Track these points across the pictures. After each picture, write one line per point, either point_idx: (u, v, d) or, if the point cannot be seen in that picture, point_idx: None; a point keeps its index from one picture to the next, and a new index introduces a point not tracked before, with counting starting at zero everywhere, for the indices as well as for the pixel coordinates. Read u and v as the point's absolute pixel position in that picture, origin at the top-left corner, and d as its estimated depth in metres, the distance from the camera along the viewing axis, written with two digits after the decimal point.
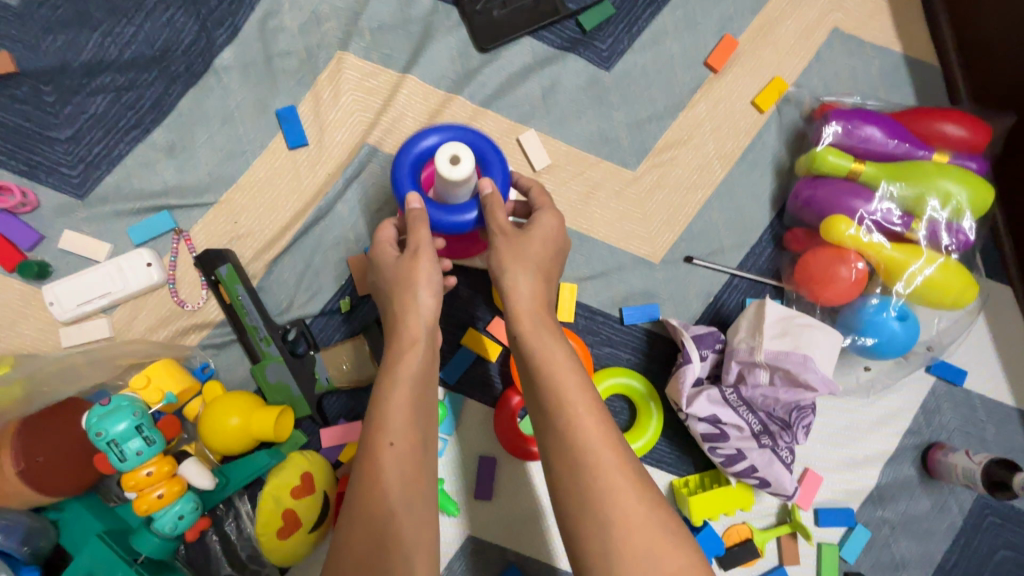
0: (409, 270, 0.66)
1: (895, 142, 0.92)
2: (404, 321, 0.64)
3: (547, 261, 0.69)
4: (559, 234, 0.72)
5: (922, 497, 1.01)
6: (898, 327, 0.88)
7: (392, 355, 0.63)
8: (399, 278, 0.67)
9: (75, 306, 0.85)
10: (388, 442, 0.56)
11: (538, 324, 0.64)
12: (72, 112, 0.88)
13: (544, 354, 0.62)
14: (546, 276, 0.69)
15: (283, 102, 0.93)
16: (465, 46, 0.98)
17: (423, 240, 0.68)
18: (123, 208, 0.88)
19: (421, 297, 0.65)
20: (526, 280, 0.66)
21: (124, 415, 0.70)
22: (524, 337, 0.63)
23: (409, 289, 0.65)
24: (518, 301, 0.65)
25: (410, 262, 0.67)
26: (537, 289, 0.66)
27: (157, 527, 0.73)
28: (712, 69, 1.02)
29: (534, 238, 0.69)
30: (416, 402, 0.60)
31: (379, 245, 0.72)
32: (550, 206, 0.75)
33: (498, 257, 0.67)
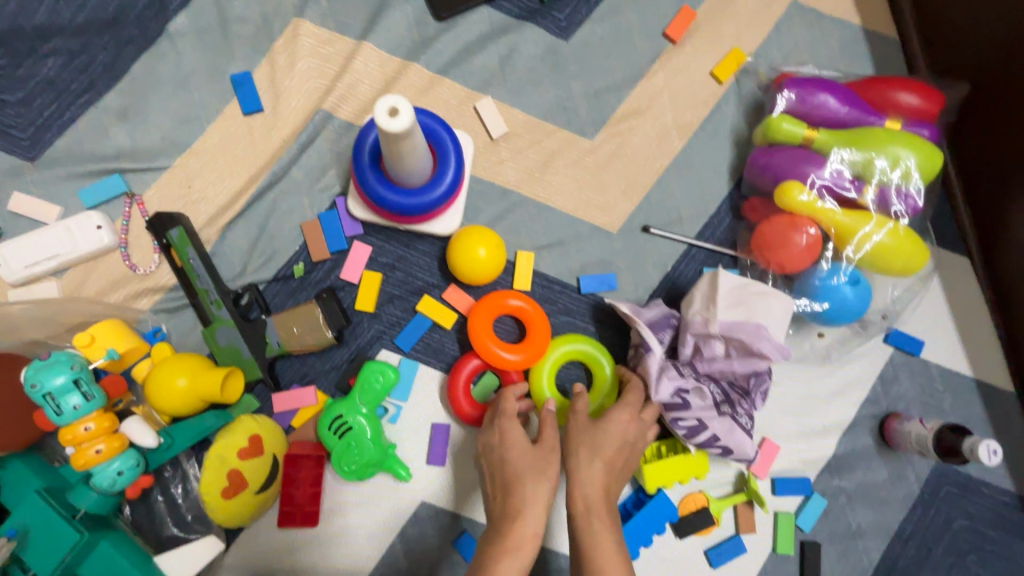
0: (532, 462, 0.72)
1: (847, 110, 0.92)
2: (521, 509, 0.68)
3: (616, 458, 0.77)
4: (631, 431, 0.80)
5: (879, 467, 1.01)
6: (849, 291, 0.89)
7: (505, 541, 0.65)
8: (527, 463, 0.72)
9: (23, 268, 0.84)
10: None
11: (593, 509, 0.70)
12: (23, 76, 0.88)
13: (594, 544, 0.67)
14: (614, 468, 0.76)
15: (238, 67, 0.93)
16: (423, 14, 0.98)
17: (554, 439, 0.75)
18: (74, 170, 0.88)
19: (543, 487, 0.70)
20: (602, 479, 0.74)
21: (62, 369, 0.70)
22: (578, 522, 0.69)
23: (540, 480, 0.70)
24: (577, 486, 0.72)
25: (538, 456, 0.73)
26: (602, 478, 0.74)
27: (97, 482, 0.72)
28: (671, 40, 1.03)
29: (610, 435, 0.78)
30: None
31: (509, 419, 0.78)
32: (629, 404, 0.83)
33: (576, 444, 0.76)
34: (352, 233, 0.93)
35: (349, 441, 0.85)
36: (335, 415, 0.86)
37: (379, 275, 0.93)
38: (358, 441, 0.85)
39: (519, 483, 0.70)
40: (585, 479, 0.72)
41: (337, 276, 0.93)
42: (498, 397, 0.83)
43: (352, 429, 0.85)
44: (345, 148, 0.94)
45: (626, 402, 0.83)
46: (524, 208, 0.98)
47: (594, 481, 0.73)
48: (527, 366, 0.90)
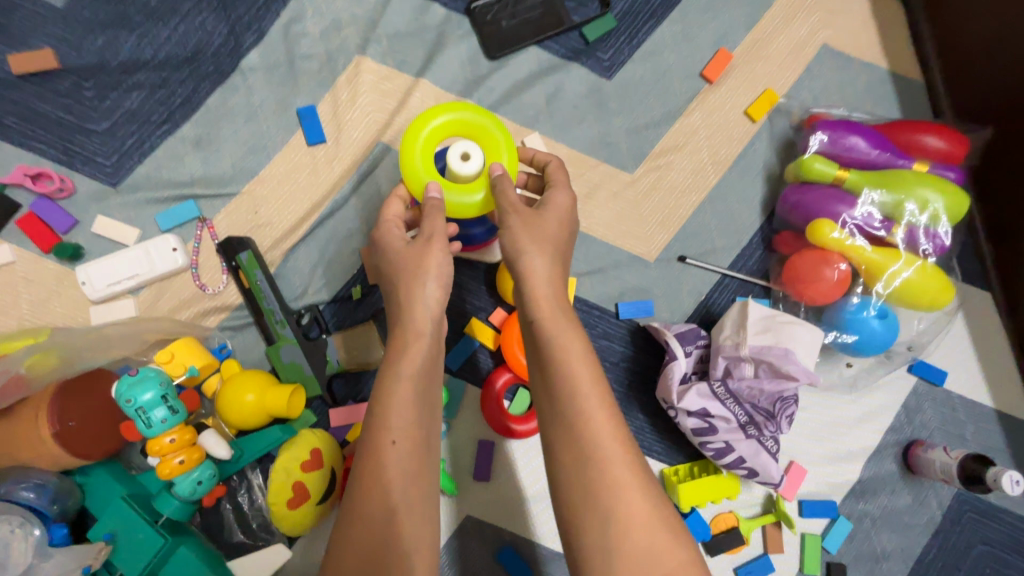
0: (406, 257, 0.66)
1: (877, 152, 0.98)
2: (410, 312, 0.63)
3: (563, 238, 0.69)
4: (572, 211, 0.72)
5: (903, 492, 1.05)
6: (877, 325, 0.94)
7: (395, 345, 0.61)
8: (404, 263, 0.65)
9: (105, 286, 0.90)
10: (388, 441, 0.56)
11: (556, 309, 0.62)
12: (108, 107, 0.95)
13: (562, 343, 0.60)
14: (561, 255, 0.67)
15: (304, 101, 0.99)
16: (475, 53, 1.04)
17: (433, 228, 0.67)
18: (154, 196, 0.95)
19: (422, 286, 0.63)
20: (546, 263, 0.64)
21: (152, 385, 0.75)
22: (544, 323, 0.61)
23: (415, 278, 0.64)
24: (535, 284, 0.63)
25: (410, 250, 0.66)
26: (550, 267, 0.64)
27: (178, 490, 0.78)
28: (708, 80, 1.09)
29: (551, 216, 0.69)
30: (412, 410, 0.58)
31: (385, 230, 0.71)
32: (564, 185, 0.74)
33: (518, 234, 0.65)
34: None
35: None
36: None
37: None
38: None
39: (397, 289, 0.64)
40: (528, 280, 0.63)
41: None
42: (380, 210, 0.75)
43: None
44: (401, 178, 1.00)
45: (559, 183, 0.73)
46: None
47: (552, 272, 0.64)
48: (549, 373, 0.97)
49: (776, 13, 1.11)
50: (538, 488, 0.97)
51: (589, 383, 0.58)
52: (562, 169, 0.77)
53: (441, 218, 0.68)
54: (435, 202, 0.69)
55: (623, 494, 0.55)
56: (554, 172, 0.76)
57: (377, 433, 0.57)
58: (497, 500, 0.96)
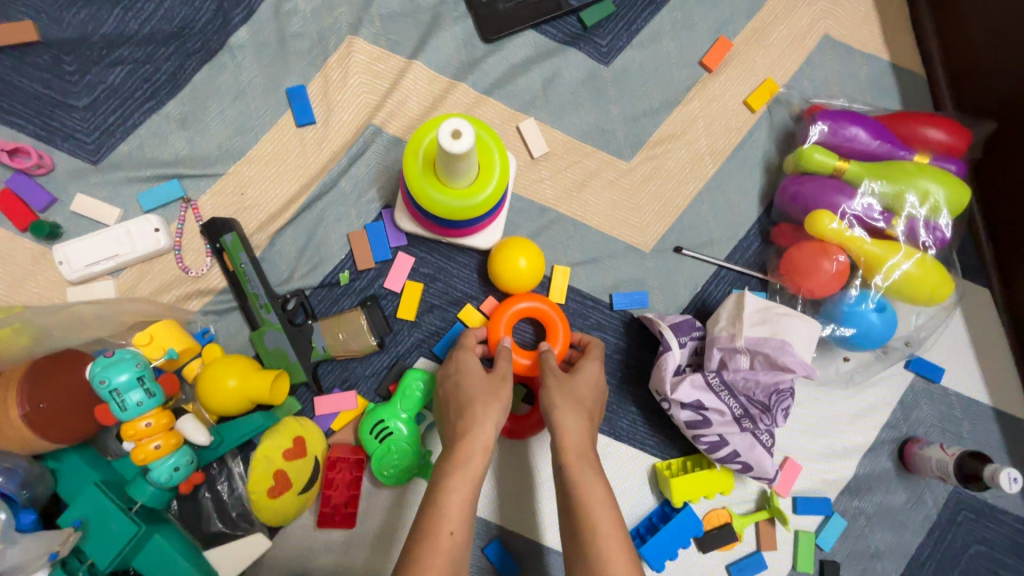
0: (487, 387, 0.76)
1: (878, 143, 0.96)
2: (474, 428, 0.71)
3: (593, 405, 0.79)
4: (601, 383, 0.83)
5: (898, 490, 1.03)
6: (875, 318, 0.92)
7: (457, 456, 0.68)
8: (479, 389, 0.76)
9: (83, 267, 0.87)
10: (446, 531, 0.61)
11: (583, 455, 0.70)
12: (90, 82, 0.92)
13: (585, 486, 0.67)
14: (592, 417, 0.77)
15: (294, 81, 0.97)
16: (471, 36, 1.02)
17: (505, 368, 0.80)
18: (136, 175, 0.92)
19: (496, 410, 0.74)
20: (577, 420, 0.74)
21: (128, 365, 0.73)
22: (570, 468, 0.69)
23: (491, 404, 0.74)
24: (565, 436, 0.72)
25: (492, 384, 0.77)
26: (585, 428, 0.74)
27: (153, 477, 0.75)
28: (707, 69, 1.07)
29: (583, 381, 0.81)
30: (469, 504, 0.64)
31: (465, 354, 0.83)
32: (597, 356, 0.87)
33: (556, 394, 0.77)
34: (397, 243, 0.96)
35: (388, 446, 0.86)
36: (376, 420, 0.87)
37: (420, 285, 0.96)
38: (397, 445, 0.87)
39: (472, 407, 0.73)
40: (569, 429, 0.72)
41: (380, 284, 0.96)
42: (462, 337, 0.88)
43: (392, 433, 0.87)
44: (392, 162, 0.97)
45: (593, 354, 0.86)
46: (562, 225, 1.02)
47: (581, 429, 0.73)
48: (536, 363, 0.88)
49: (778, 2, 1.09)
50: (551, 473, 0.95)
51: (611, 529, 0.63)
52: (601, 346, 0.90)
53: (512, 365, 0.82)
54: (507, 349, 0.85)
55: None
56: (592, 346, 0.89)
57: (436, 523, 0.61)
58: (510, 482, 0.94)
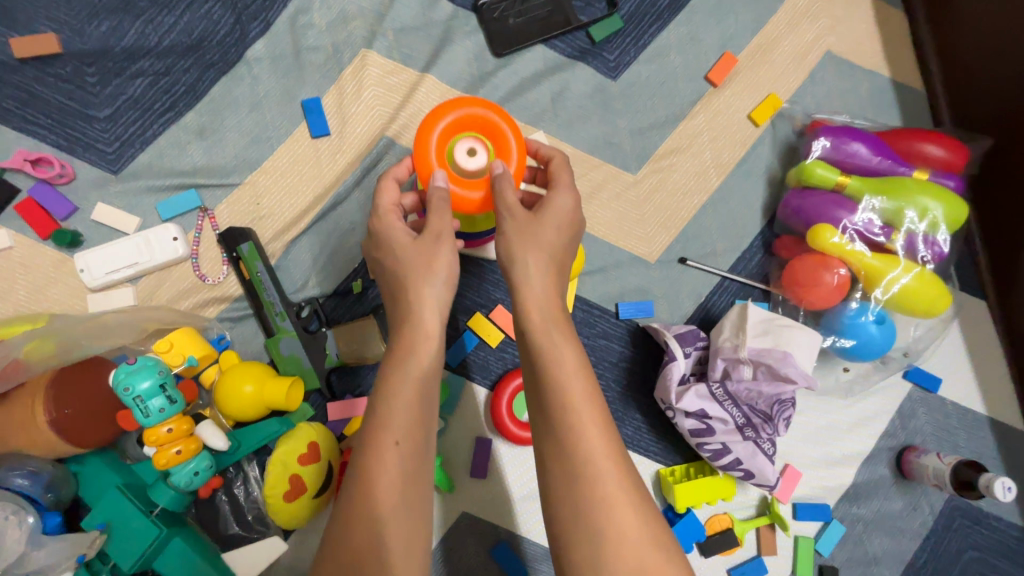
0: (418, 251, 0.66)
1: (879, 159, 0.99)
2: (417, 312, 0.64)
3: (561, 246, 0.68)
4: (573, 217, 0.71)
5: (895, 497, 1.05)
6: (875, 330, 0.95)
7: (402, 347, 0.62)
8: (410, 261, 0.66)
9: (104, 274, 0.90)
10: (390, 443, 0.56)
11: (549, 320, 0.63)
12: (110, 94, 0.94)
13: (552, 355, 0.61)
14: (560, 261, 0.68)
15: (309, 93, 0.99)
16: (482, 50, 1.04)
17: (439, 225, 0.67)
18: (155, 184, 0.94)
19: (433, 289, 0.64)
20: (539, 269, 0.65)
21: (150, 373, 0.75)
22: (534, 334, 0.62)
23: (424, 280, 0.65)
24: (527, 293, 0.64)
25: (421, 247, 0.66)
26: (551, 278, 0.65)
27: (174, 481, 0.77)
28: (712, 84, 1.09)
29: (548, 222, 0.68)
30: (418, 409, 0.59)
31: (387, 218, 0.71)
32: (567, 184, 0.73)
33: (515, 247, 0.66)
34: None
35: None
36: None
37: None
38: None
39: (405, 289, 0.65)
40: (531, 285, 0.64)
41: None
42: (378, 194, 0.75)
43: None
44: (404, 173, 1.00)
45: (562, 183, 0.72)
46: None
47: (545, 283, 0.64)
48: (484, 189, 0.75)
49: (782, 19, 1.12)
50: (525, 492, 0.97)
51: (584, 399, 0.59)
52: (566, 167, 0.76)
53: (447, 215, 0.69)
54: (440, 192, 0.70)
55: (610, 504, 0.56)
56: (558, 172, 0.75)
57: (380, 437, 0.57)
58: (487, 500, 0.96)
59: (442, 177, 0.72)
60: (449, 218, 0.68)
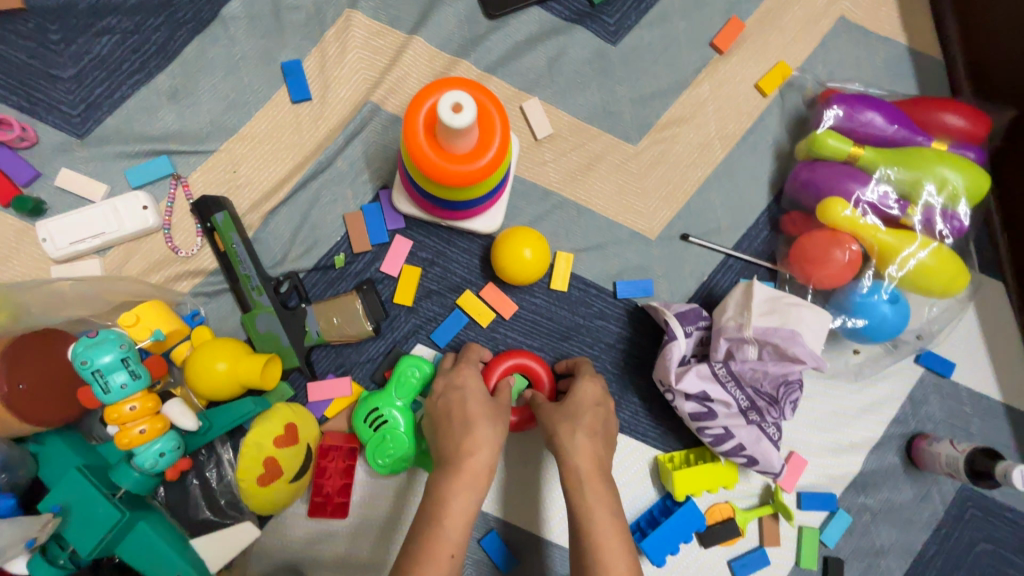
0: (474, 416, 0.75)
1: (894, 128, 0.93)
2: (470, 460, 0.72)
3: (595, 422, 0.79)
4: (600, 397, 0.82)
5: (905, 486, 1.00)
6: (888, 309, 0.89)
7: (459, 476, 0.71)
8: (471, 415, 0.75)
9: (68, 244, 0.84)
10: (446, 554, 0.66)
11: (590, 483, 0.73)
12: (76, 52, 0.88)
13: (590, 512, 0.71)
14: (596, 435, 0.78)
15: (289, 55, 0.93)
16: (474, 11, 0.98)
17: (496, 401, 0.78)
18: (124, 150, 0.88)
19: (488, 433, 0.74)
20: (586, 442, 0.76)
21: (112, 347, 0.70)
22: (575, 495, 0.73)
23: (482, 433, 0.74)
24: (571, 462, 0.74)
25: (479, 413, 0.76)
26: (591, 451, 0.75)
27: (138, 462, 0.72)
28: (718, 50, 1.03)
29: (590, 408, 0.80)
30: (463, 526, 0.68)
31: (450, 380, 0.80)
32: (590, 371, 0.86)
33: (552, 424, 0.77)
34: (394, 226, 0.93)
35: (382, 435, 0.84)
36: (369, 408, 0.85)
37: (419, 270, 0.93)
38: (389, 433, 0.84)
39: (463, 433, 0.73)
40: (573, 454, 0.75)
41: (376, 268, 0.93)
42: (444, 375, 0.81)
43: (386, 422, 0.85)
44: (391, 141, 0.94)
45: (586, 371, 0.85)
46: (565, 210, 0.98)
47: (585, 457, 0.75)
48: (448, 168, 0.74)
49: None
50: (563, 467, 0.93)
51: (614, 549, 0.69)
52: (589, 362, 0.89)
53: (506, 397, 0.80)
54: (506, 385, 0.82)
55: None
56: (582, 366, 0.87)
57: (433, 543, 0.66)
58: (519, 471, 0.92)
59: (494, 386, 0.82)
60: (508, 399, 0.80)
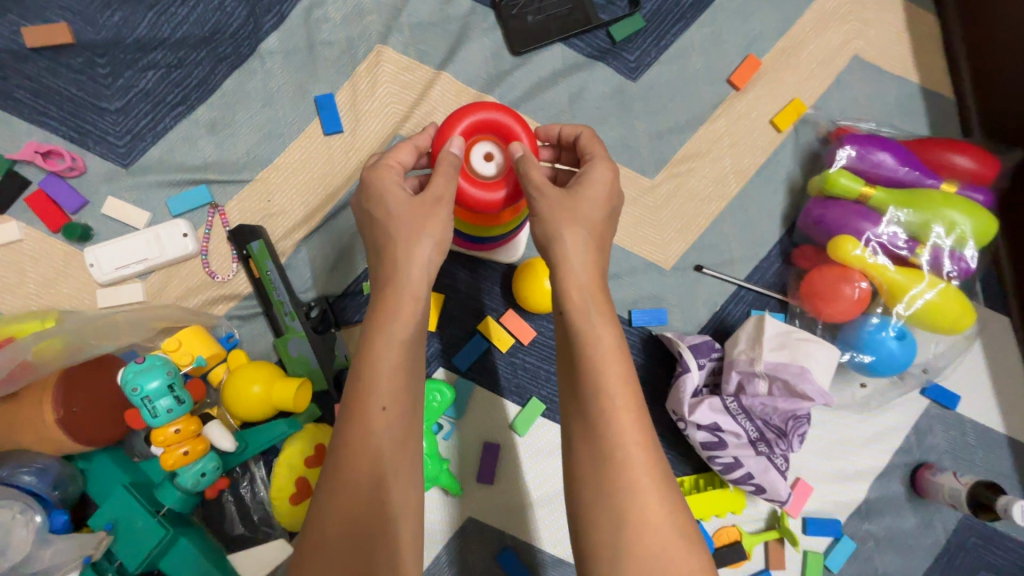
0: (411, 215, 0.65)
1: (905, 169, 0.96)
2: (403, 271, 0.64)
3: (600, 222, 0.67)
4: (615, 184, 0.69)
5: (908, 514, 1.03)
6: (895, 346, 0.92)
7: (384, 301, 0.63)
8: (402, 222, 0.65)
9: (113, 269, 0.89)
10: (376, 408, 0.59)
11: (590, 300, 0.63)
12: (122, 86, 0.93)
13: (591, 336, 0.61)
14: (600, 238, 0.66)
15: (322, 89, 0.97)
16: (499, 48, 1.02)
17: (442, 189, 0.67)
18: (166, 179, 0.93)
19: (422, 249, 0.64)
20: (580, 246, 0.64)
21: (159, 373, 0.74)
22: (574, 314, 0.62)
23: (411, 241, 0.64)
24: (569, 274, 0.63)
25: (416, 210, 0.65)
26: (594, 259, 0.65)
27: (181, 481, 0.77)
28: (734, 87, 1.06)
29: (589, 198, 0.67)
30: (400, 378, 0.61)
31: (377, 169, 0.69)
32: (603, 156, 0.71)
33: (551, 219, 0.65)
34: None
35: None
36: None
37: (443, 296, 0.98)
38: None
39: (390, 246, 0.65)
40: (570, 265, 0.64)
41: None
42: (371, 176, 0.69)
43: None
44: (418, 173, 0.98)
45: (597, 154, 0.71)
46: None
47: (586, 263, 0.64)
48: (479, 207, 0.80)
49: (809, 21, 1.08)
50: (556, 488, 0.97)
51: (618, 386, 0.60)
52: (596, 140, 0.74)
53: (453, 182, 0.68)
54: (451, 158, 0.70)
55: (636, 496, 0.57)
56: (590, 144, 0.73)
57: (364, 399, 0.59)
58: (512, 490, 0.96)
59: (456, 146, 0.72)
60: (454, 184, 0.67)
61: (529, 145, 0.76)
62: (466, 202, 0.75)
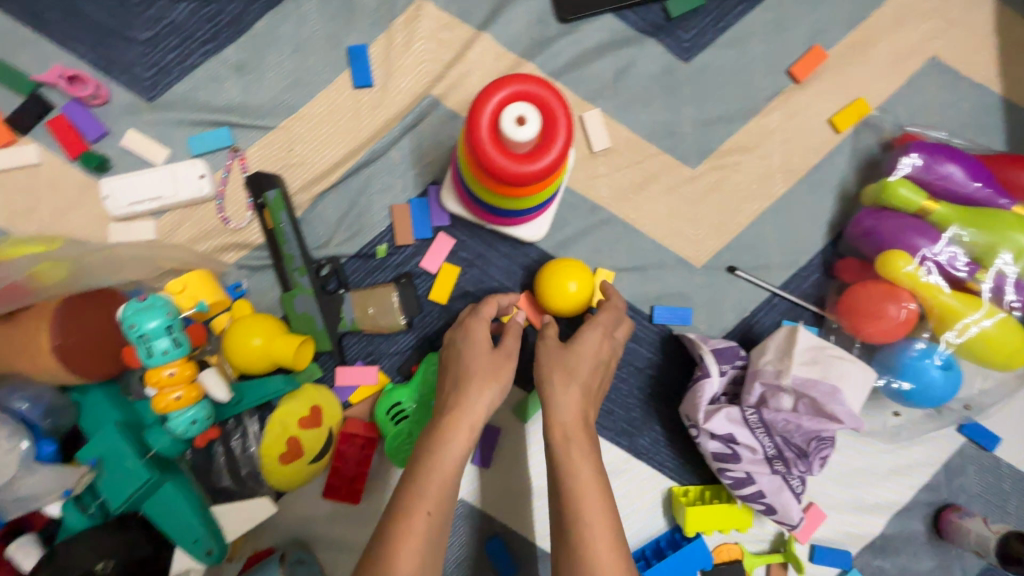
0: (491, 366, 0.73)
1: (976, 185, 0.87)
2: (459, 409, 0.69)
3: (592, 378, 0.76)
4: (601, 348, 0.79)
5: (925, 556, 0.96)
6: (937, 375, 0.85)
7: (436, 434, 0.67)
8: (484, 367, 0.73)
9: (127, 204, 0.87)
10: (421, 512, 0.61)
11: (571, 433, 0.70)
12: (153, 16, 0.90)
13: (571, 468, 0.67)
14: (591, 391, 0.76)
15: (356, 39, 0.93)
16: (546, 13, 0.96)
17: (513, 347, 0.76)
18: (188, 117, 0.90)
19: (492, 394, 0.71)
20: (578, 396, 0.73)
21: (158, 313, 0.72)
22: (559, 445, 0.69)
23: (487, 384, 0.72)
24: (556, 413, 0.71)
25: (495, 363, 0.74)
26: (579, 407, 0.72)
27: (171, 426, 0.75)
28: (794, 79, 0.98)
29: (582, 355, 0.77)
30: (448, 485, 0.63)
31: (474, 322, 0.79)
32: (600, 323, 0.81)
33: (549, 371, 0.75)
34: (439, 223, 0.93)
35: (402, 429, 0.85)
36: (392, 401, 0.86)
37: (458, 269, 0.92)
38: (410, 428, 0.86)
39: (468, 382, 0.71)
40: (562, 404, 0.71)
41: (416, 263, 0.93)
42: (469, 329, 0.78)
43: (408, 416, 0.86)
44: (446, 137, 0.93)
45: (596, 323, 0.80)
46: (612, 227, 0.96)
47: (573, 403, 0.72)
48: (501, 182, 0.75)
49: (885, 14, 0.99)
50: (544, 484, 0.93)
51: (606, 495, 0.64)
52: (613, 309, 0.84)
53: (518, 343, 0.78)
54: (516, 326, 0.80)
55: None
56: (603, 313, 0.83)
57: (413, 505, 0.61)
58: (500, 478, 0.92)
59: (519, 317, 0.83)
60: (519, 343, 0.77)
61: (562, 128, 0.71)
62: (489, 167, 0.71)
